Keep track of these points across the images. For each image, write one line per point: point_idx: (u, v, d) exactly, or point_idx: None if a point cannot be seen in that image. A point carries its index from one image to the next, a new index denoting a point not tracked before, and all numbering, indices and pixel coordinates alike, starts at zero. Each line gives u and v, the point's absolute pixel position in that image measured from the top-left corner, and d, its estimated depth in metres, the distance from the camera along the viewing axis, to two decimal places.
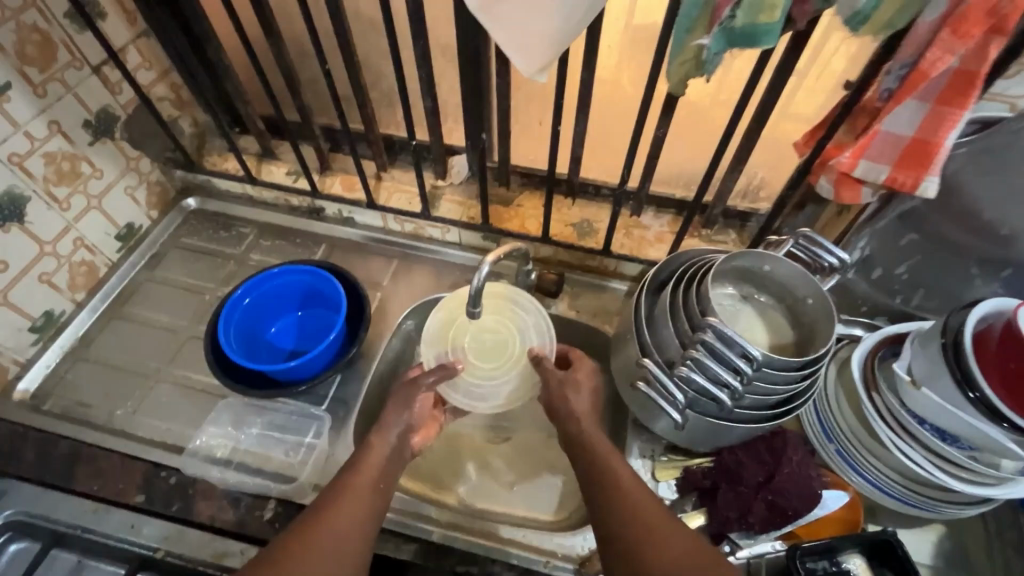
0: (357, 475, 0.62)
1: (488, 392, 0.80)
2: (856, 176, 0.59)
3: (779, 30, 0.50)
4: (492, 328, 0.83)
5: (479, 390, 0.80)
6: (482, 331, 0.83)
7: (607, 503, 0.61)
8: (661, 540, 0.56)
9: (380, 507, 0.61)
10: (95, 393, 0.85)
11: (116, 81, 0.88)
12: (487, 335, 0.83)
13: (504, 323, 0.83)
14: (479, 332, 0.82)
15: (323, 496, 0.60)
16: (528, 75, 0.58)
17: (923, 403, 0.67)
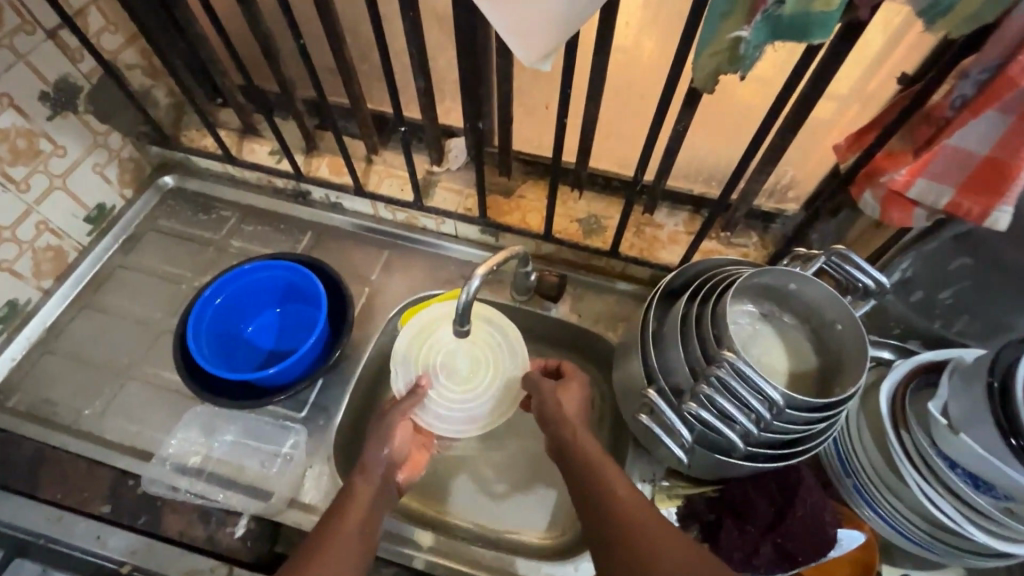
0: (341, 519, 0.58)
1: (463, 414, 0.76)
2: (910, 197, 0.50)
3: (836, 20, 0.40)
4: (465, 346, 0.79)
5: (455, 413, 0.76)
6: (455, 350, 0.78)
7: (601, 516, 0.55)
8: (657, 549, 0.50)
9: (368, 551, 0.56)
10: (63, 390, 0.80)
11: (76, 48, 0.79)
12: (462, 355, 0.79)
13: (479, 340, 0.79)
14: (452, 351, 0.78)
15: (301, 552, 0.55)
16: (528, 64, 0.49)
17: (959, 449, 0.60)
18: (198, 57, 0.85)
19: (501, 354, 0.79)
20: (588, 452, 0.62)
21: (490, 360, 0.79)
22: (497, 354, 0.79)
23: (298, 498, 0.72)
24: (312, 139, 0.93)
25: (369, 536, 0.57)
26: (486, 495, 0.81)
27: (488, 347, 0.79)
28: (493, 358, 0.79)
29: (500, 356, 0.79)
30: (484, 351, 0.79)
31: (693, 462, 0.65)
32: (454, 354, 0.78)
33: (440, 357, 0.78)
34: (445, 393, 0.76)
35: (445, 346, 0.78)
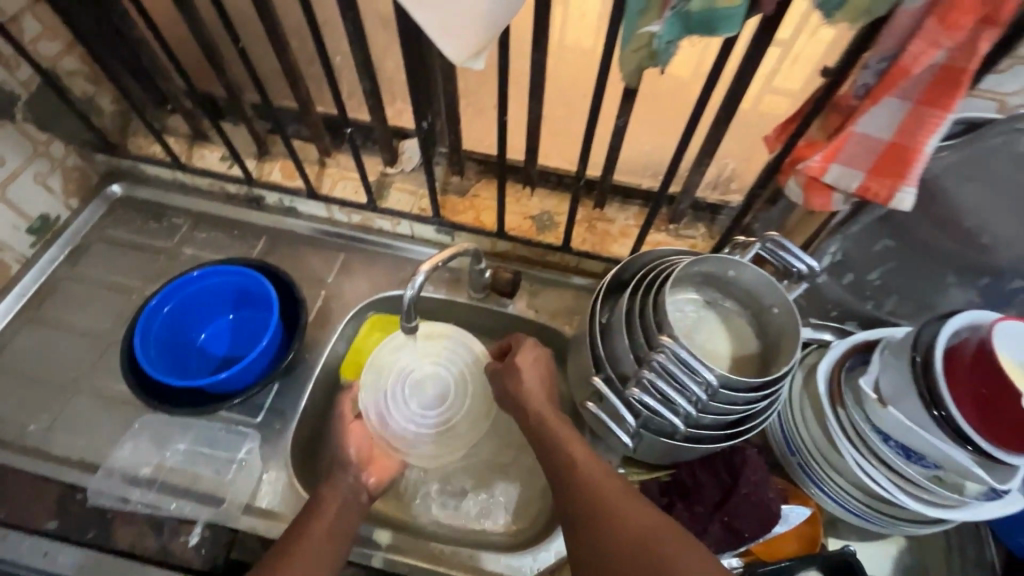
0: (314, 522, 0.62)
1: (438, 431, 0.78)
2: (826, 182, 0.53)
3: (741, 15, 0.43)
4: (429, 365, 0.81)
5: (429, 432, 0.78)
6: (418, 371, 0.80)
7: (570, 493, 0.59)
8: (622, 519, 0.54)
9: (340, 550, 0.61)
10: (6, 406, 0.78)
11: (11, 55, 0.77)
12: (427, 374, 0.81)
13: (441, 358, 0.81)
14: (416, 373, 0.80)
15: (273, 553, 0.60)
16: (460, 62, 0.50)
17: (889, 422, 0.63)
18: (141, 63, 0.84)
19: (465, 367, 0.81)
20: (546, 427, 0.65)
21: (455, 375, 0.81)
22: (461, 368, 0.81)
23: (253, 504, 0.71)
24: (263, 143, 0.92)
25: (341, 535, 0.62)
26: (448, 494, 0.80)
27: (451, 362, 0.81)
28: (458, 373, 0.81)
29: (464, 369, 0.81)
30: (448, 367, 0.81)
31: (643, 447, 0.67)
32: (418, 375, 0.80)
33: (405, 380, 0.80)
34: (416, 413, 0.78)
35: (409, 368, 0.80)
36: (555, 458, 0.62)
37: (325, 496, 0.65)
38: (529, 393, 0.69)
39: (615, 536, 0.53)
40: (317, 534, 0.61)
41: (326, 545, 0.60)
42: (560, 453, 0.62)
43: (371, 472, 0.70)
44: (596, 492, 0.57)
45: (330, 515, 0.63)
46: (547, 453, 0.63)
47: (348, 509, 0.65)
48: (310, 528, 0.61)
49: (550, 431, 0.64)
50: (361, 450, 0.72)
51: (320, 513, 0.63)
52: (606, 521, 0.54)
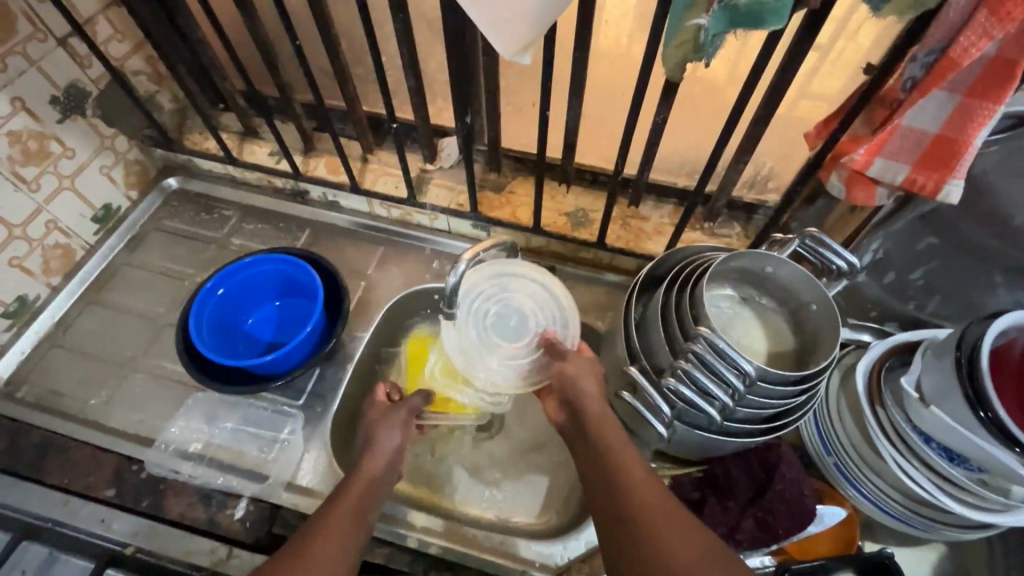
0: (339, 504, 0.61)
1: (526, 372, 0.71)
2: (871, 175, 0.54)
3: (789, 9, 0.44)
4: (498, 312, 0.74)
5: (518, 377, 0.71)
6: (485, 322, 0.74)
7: (616, 501, 0.55)
8: (675, 537, 0.50)
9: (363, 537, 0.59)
10: (69, 381, 0.83)
11: (85, 54, 0.83)
12: (495, 321, 0.74)
13: (511, 300, 0.75)
14: (483, 324, 0.74)
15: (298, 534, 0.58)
16: (507, 56, 0.52)
17: (932, 422, 0.62)
18: (200, 63, 0.89)
19: (541, 303, 0.74)
20: (596, 425, 0.62)
21: (530, 315, 0.74)
22: (535, 306, 0.74)
23: (294, 482, 0.74)
24: (310, 140, 0.96)
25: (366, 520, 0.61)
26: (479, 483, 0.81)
27: (521, 303, 0.74)
28: (534, 310, 0.74)
29: (539, 306, 0.74)
30: (522, 308, 0.74)
31: (677, 439, 0.67)
32: (486, 326, 0.74)
33: (473, 335, 0.73)
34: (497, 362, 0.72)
35: (475, 324, 0.74)
36: (600, 466, 0.59)
37: (356, 475, 0.64)
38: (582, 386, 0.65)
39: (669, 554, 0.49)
40: (342, 516, 0.59)
41: (351, 528, 0.59)
42: (609, 461, 0.58)
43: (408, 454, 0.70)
44: (645, 507, 0.53)
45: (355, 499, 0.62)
46: (593, 459, 0.60)
47: (374, 495, 0.64)
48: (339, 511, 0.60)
49: (598, 431, 0.61)
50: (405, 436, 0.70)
51: (343, 498, 0.62)
52: (656, 537, 0.51)
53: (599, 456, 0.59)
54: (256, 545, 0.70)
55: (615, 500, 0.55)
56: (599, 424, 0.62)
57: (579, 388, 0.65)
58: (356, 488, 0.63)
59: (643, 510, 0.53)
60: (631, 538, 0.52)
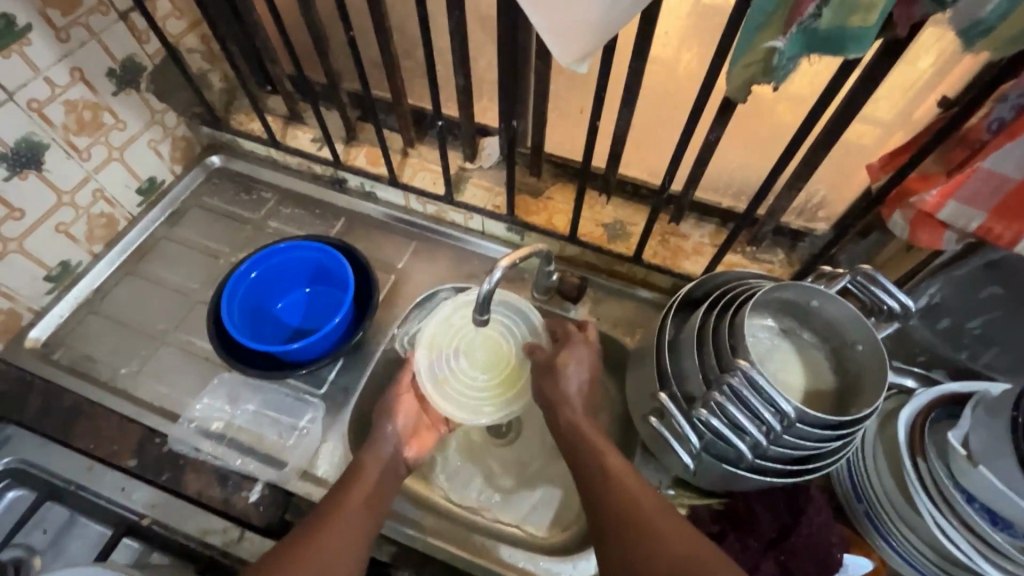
0: (351, 492, 0.62)
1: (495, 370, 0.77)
2: (940, 219, 0.51)
3: (874, 37, 0.41)
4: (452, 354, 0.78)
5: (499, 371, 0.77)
6: (465, 369, 0.77)
7: (610, 511, 0.55)
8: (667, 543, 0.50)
9: (374, 521, 0.61)
10: (103, 348, 0.85)
11: (144, 30, 0.84)
12: (468, 357, 0.78)
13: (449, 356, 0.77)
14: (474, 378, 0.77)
15: (312, 516, 0.60)
16: (565, 65, 0.51)
17: (979, 483, 0.58)
18: (253, 45, 0.89)
19: (441, 349, 0.78)
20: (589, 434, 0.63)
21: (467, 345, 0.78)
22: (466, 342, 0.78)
23: (310, 471, 0.75)
24: (353, 129, 0.96)
25: (375, 510, 0.62)
26: (492, 491, 0.80)
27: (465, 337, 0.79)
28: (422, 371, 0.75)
29: (432, 358, 0.77)
30: (456, 334, 0.79)
31: (700, 470, 0.65)
32: (472, 371, 0.77)
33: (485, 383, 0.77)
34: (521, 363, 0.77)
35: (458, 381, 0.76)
36: (592, 480, 0.59)
37: (365, 464, 0.66)
38: (568, 394, 0.67)
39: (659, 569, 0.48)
40: (351, 505, 0.60)
41: (360, 517, 0.60)
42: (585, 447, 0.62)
43: (412, 445, 0.73)
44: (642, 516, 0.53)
45: (366, 486, 0.63)
46: (584, 473, 0.60)
47: (383, 485, 0.65)
48: (347, 499, 0.61)
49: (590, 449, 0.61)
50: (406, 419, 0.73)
51: (354, 485, 0.63)
52: (649, 547, 0.50)
53: (586, 460, 0.60)
54: (268, 529, 0.70)
55: (611, 513, 0.55)
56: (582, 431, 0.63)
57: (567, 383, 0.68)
58: (365, 476, 0.64)
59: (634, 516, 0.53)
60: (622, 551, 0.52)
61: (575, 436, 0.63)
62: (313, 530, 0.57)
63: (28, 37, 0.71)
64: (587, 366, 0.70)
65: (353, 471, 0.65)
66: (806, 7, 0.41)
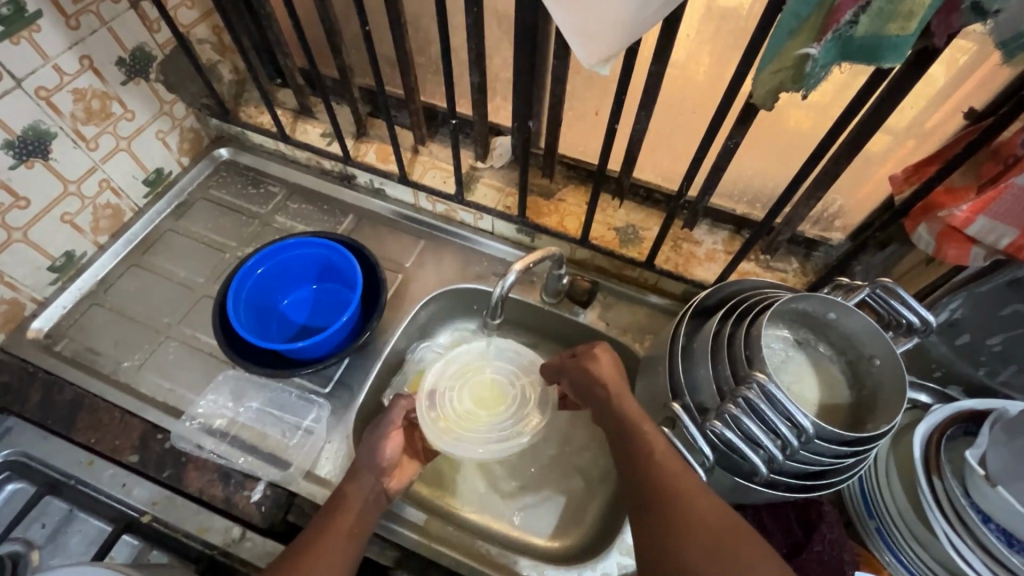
0: (337, 521, 0.60)
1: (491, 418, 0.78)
2: (968, 234, 0.50)
3: (911, 46, 0.40)
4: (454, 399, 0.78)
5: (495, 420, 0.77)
6: (472, 409, 0.78)
7: (643, 482, 0.54)
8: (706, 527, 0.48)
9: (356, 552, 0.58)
10: (106, 341, 0.84)
11: (155, 19, 0.83)
12: (472, 398, 0.79)
13: (453, 401, 0.77)
14: (482, 417, 0.77)
15: (298, 544, 0.58)
16: (587, 67, 0.50)
17: (997, 504, 0.57)
18: (265, 38, 0.87)
19: (447, 387, 0.79)
20: (633, 419, 0.60)
21: (472, 389, 0.80)
22: (471, 388, 0.80)
23: (313, 471, 0.74)
24: (364, 125, 0.95)
25: (359, 540, 0.59)
26: (497, 495, 0.79)
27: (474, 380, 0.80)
28: (426, 415, 0.75)
29: (435, 395, 0.77)
30: (455, 379, 0.80)
31: (712, 482, 0.63)
32: (469, 412, 0.77)
33: (489, 419, 0.77)
34: (530, 390, 0.80)
35: (469, 423, 0.76)
36: (632, 458, 0.57)
37: (350, 490, 0.63)
38: (603, 378, 0.65)
39: (686, 553, 0.48)
40: (333, 536, 0.58)
41: (342, 548, 0.58)
42: (623, 417, 0.61)
43: (393, 476, 0.67)
44: (676, 496, 0.51)
45: (351, 513, 0.61)
46: (622, 446, 0.59)
47: (369, 514, 0.62)
48: (332, 530, 0.59)
49: (633, 431, 0.59)
50: (395, 454, 0.67)
51: (340, 514, 0.61)
52: (680, 529, 0.49)
53: (627, 434, 0.59)
54: (269, 530, 0.69)
55: (647, 491, 0.54)
56: (630, 413, 0.61)
57: (599, 371, 0.66)
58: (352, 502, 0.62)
59: (673, 495, 0.52)
60: (655, 528, 0.51)
61: (618, 419, 0.61)
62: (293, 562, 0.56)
63: (38, 24, 0.69)
64: (615, 373, 0.66)
65: (337, 497, 0.63)
66: (843, 15, 0.39)
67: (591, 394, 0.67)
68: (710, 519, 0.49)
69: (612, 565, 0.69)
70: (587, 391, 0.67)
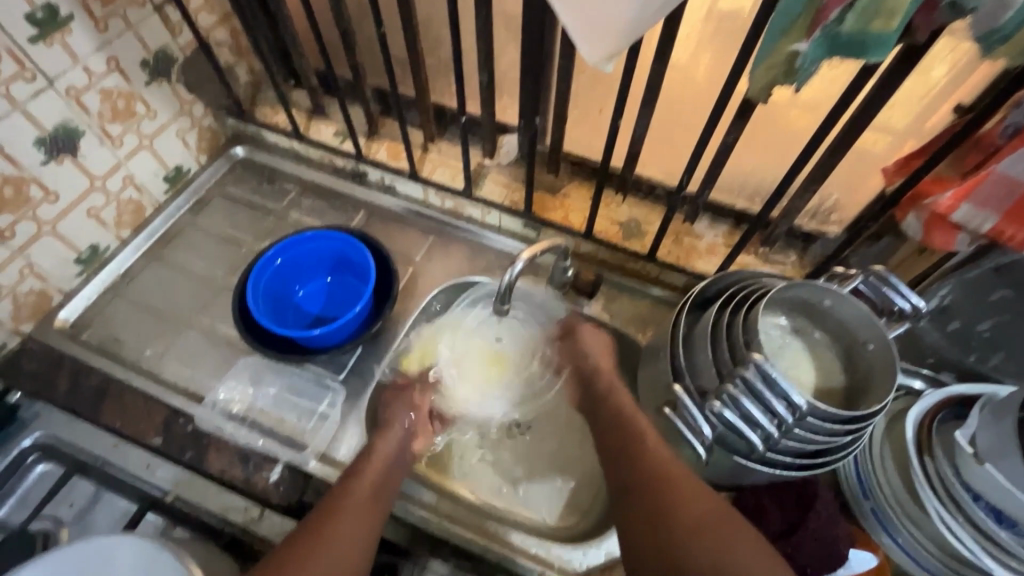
0: (357, 484, 0.65)
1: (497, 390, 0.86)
2: (952, 220, 0.54)
3: (894, 42, 0.43)
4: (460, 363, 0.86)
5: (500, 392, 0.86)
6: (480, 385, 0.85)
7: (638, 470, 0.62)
8: (694, 509, 0.57)
9: (381, 508, 0.64)
10: (129, 331, 0.87)
11: (177, 22, 0.87)
12: (481, 370, 0.86)
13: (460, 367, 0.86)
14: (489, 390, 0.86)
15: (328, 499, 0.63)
16: (592, 64, 0.53)
17: (985, 481, 0.60)
18: (281, 39, 0.91)
19: (458, 359, 0.87)
20: (625, 412, 0.69)
21: (481, 362, 0.87)
22: (479, 360, 0.87)
23: (328, 454, 0.77)
24: (375, 124, 0.98)
25: (383, 499, 0.65)
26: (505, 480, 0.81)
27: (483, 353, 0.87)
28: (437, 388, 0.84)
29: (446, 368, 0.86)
30: (466, 351, 0.87)
31: (712, 462, 0.66)
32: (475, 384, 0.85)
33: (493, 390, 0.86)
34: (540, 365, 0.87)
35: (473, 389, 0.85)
36: (627, 449, 0.65)
37: (374, 452, 0.68)
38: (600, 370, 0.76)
39: (680, 531, 0.56)
40: (360, 493, 0.63)
41: (369, 504, 0.63)
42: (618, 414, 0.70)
43: (416, 441, 0.74)
44: (667, 480, 0.60)
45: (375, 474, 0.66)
46: (617, 438, 0.67)
47: (388, 476, 0.67)
48: (354, 491, 0.64)
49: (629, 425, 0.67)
50: (419, 418, 0.76)
51: (360, 475, 0.66)
52: (673, 510, 0.57)
53: (622, 428, 0.68)
54: (287, 509, 0.73)
55: (639, 476, 0.62)
56: (622, 409, 0.70)
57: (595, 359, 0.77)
58: (376, 464, 0.67)
59: (663, 477, 0.60)
60: (650, 504, 0.59)
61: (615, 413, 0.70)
62: (326, 513, 0.61)
63: (69, 27, 0.73)
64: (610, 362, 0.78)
65: (362, 459, 0.68)
66: (830, 13, 0.42)
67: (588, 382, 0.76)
68: (697, 502, 0.57)
69: (616, 545, 0.72)
70: (589, 375, 0.77)
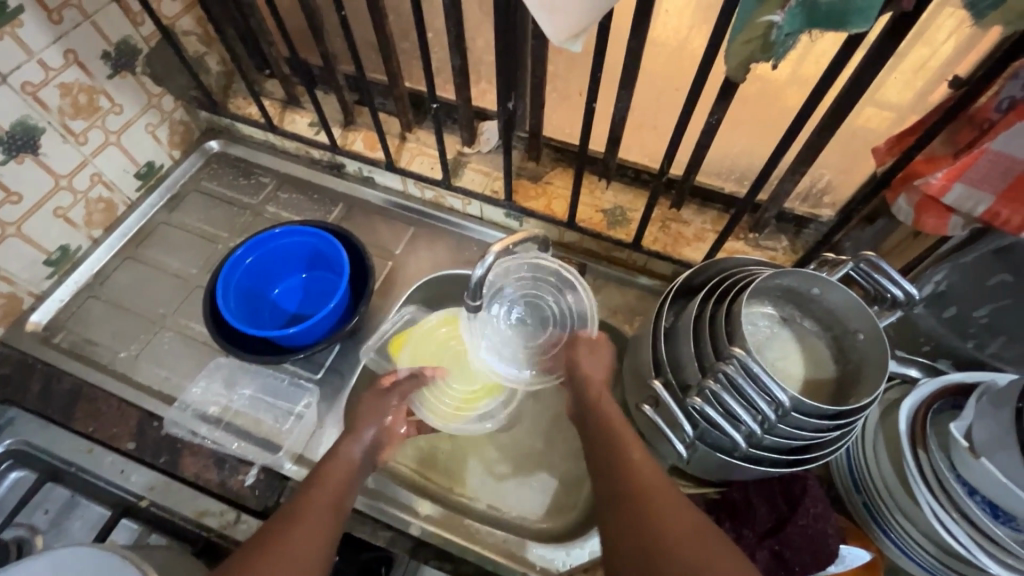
0: (320, 490, 0.60)
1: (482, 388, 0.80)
2: (945, 203, 0.51)
3: (877, 9, 0.39)
4: None
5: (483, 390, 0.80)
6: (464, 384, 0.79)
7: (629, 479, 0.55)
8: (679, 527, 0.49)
9: (339, 522, 0.59)
10: (103, 333, 0.85)
11: (138, 12, 0.83)
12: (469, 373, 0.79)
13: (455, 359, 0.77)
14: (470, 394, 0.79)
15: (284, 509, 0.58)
16: (557, 43, 0.49)
17: (981, 475, 0.57)
18: (248, 27, 0.87)
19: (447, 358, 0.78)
20: (614, 433, 0.61)
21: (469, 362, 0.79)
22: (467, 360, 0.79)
23: (305, 455, 0.75)
24: (350, 113, 0.94)
25: (341, 511, 0.60)
26: (488, 476, 0.80)
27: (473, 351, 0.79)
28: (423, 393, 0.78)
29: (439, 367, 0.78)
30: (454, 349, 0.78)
31: (696, 459, 0.64)
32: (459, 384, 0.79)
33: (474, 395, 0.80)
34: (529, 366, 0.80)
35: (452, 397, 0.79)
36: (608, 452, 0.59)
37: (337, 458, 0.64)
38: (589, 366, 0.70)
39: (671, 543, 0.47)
40: (318, 504, 0.58)
41: (326, 516, 0.58)
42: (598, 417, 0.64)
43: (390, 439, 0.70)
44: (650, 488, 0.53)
45: (336, 483, 0.61)
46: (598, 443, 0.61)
47: (350, 485, 0.63)
48: (316, 497, 0.59)
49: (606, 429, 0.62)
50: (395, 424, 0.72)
51: (325, 481, 0.61)
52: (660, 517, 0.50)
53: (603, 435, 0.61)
54: (262, 512, 0.71)
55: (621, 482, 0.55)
56: (608, 427, 0.62)
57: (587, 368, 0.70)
58: (336, 471, 0.63)
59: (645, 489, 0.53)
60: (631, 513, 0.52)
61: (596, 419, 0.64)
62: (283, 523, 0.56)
63: (20, 19, 0.70)
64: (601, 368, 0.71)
65: (326, 464, 0.63)
66: None
67: (587, 416, 0.65)
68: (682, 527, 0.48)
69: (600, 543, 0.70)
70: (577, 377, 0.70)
